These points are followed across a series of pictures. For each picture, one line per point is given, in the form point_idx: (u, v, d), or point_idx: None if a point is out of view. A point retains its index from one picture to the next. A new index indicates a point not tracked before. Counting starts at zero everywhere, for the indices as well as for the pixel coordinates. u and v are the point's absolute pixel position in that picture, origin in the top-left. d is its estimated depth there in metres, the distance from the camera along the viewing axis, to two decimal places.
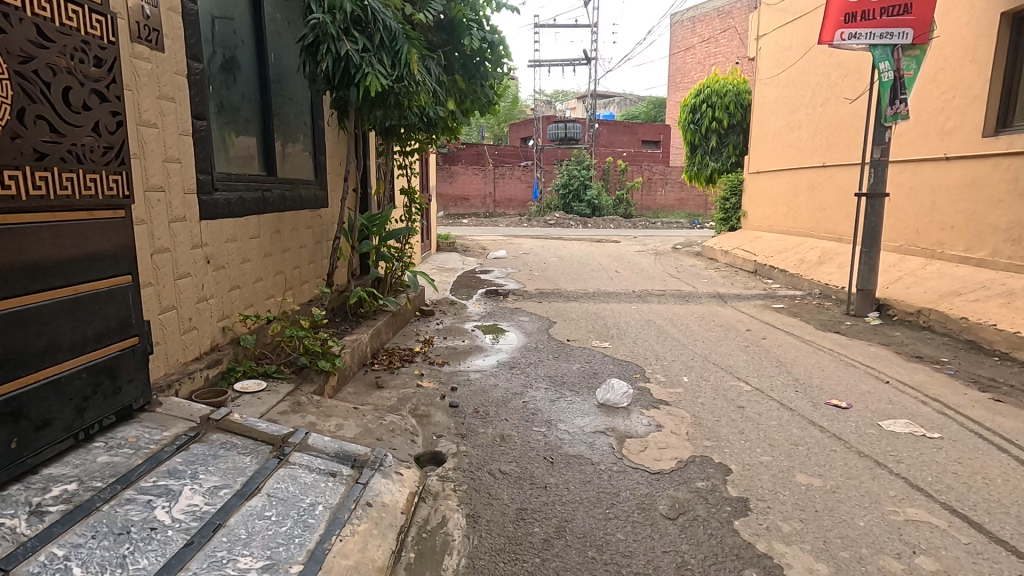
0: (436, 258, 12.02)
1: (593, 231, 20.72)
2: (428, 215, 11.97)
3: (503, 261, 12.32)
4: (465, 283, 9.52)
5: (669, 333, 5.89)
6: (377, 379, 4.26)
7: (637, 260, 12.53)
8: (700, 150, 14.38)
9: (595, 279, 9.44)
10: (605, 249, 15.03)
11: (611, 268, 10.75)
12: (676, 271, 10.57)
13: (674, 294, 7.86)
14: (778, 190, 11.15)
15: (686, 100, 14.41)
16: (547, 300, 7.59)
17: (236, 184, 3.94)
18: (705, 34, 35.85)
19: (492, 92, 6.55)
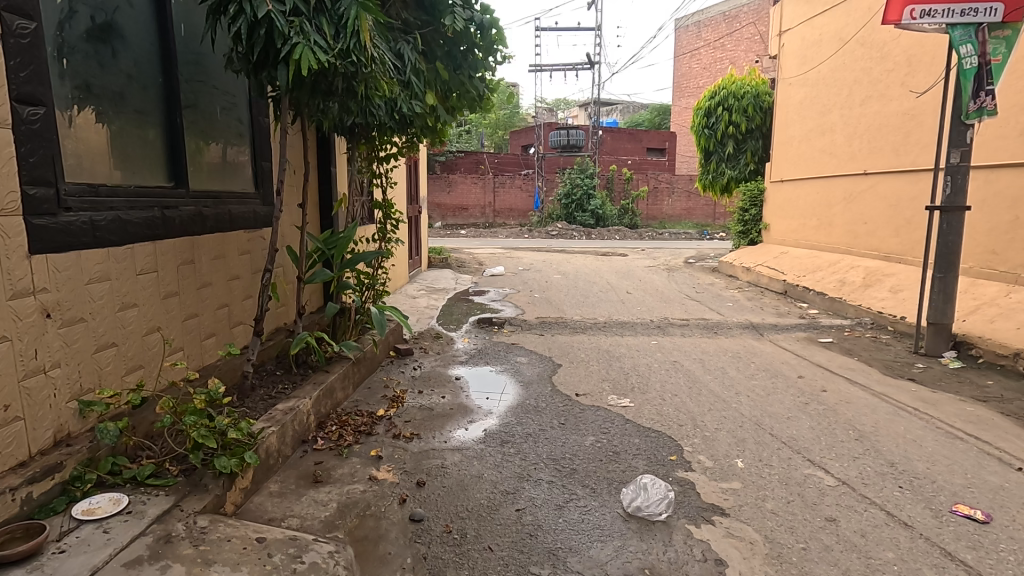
0: (427, 275, 10.86)
1: (597, 244, 19.59)
2: (417, 229, 10.82)
3: (500, 279, 11.16)
4: (455, 307, 8.36)
5: (703, 381, 4.71)
6: (315, 469, 3.09)
7: (648, 278, 11.37)
8: (715, 157, 13.24)
9: (604, 303, 8.28)
10: (612, 264, 13.89)
11: (621, 289, 9.57)
12: (695, 293, 9.39)
13: (698, 324, 6.70)
14: (807, 200, 9.99)
15: (699, 102, 13.30)
16: (550, 332, 6.41)
17: (111, 200, 2.79)
18: (711, 38, 34.86)
19: (483, 85, 5.40)
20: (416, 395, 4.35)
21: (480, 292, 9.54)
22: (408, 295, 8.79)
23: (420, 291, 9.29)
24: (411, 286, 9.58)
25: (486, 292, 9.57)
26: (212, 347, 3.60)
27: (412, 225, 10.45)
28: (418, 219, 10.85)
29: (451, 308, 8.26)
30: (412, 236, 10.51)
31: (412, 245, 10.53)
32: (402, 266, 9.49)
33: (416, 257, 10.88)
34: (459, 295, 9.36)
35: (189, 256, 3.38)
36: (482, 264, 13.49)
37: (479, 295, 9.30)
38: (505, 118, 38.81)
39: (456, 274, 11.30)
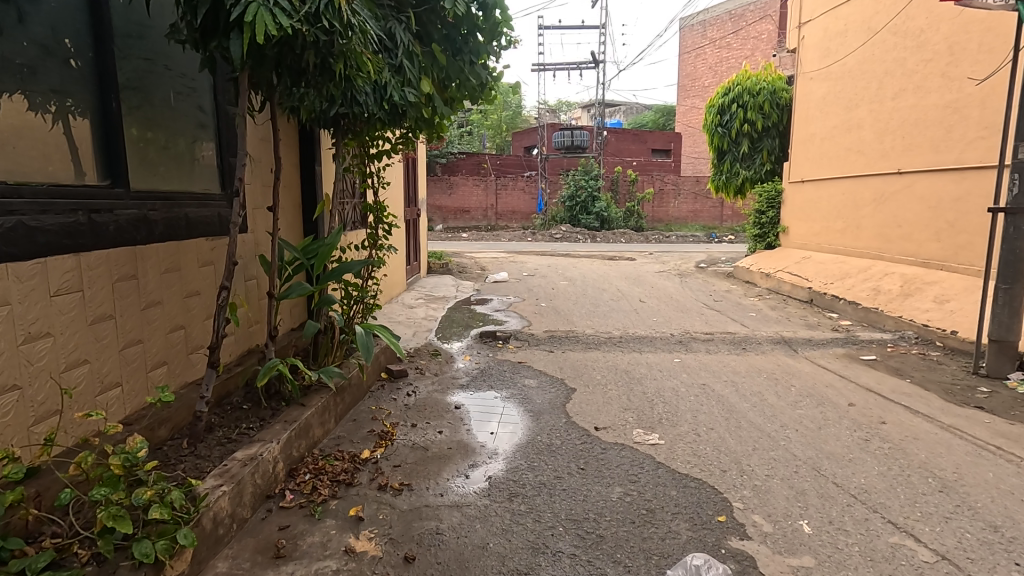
0: (426, 282, 10.26)
1: (603, 247, 18.99)
2: (414, 233, 10.21)
3: (503, 286, 10.55)
4: (456, 317, 7.74)
5: (740, 410, 4.09)
6: (279, 539, 2.47)
7: (660, 284, 10.76)
8: (729, 157, 12.60)
9: (617, 313, 7.65)
10: (621, 269, 13.27)
11: (634, 298, 8.94)
12: (713, 302, 8.76)
13: (723, 338, 6.08)
14: (831, 201, 9.37)
15: (712, 100, 12.69)
16: (560, 348, 5.78)
17: (11, 202, 2.19)
18: (716, 38, 34.25)
19: (486, 74, 4.78)
20: (409, 429, 3.73)
21: (483, 301, 8.92)
22: (405, 304, 8.18)
23: (418, 299, 8.68)
24: (409, 294, 8.97)
25: (489, 300, 8.96)
26: (160, 379, 3.01)
27: (410, 229, 9.85)
28: (415, 223, 10.25)
29: (452, 318, 7.64)
30: (410, 241, 9.90)
31: (410, 250, 9.93)
32: (399, 272, 8.88)
33: (414, 263, 10.26)
34: (460, 303, 8.75)
35: (129, 270, 2.79)
36: (484, 269, 12.88)
37: (482, 304, 8.69)
38: (507, 119, 38.26)
39: (457, 281, 10.69)
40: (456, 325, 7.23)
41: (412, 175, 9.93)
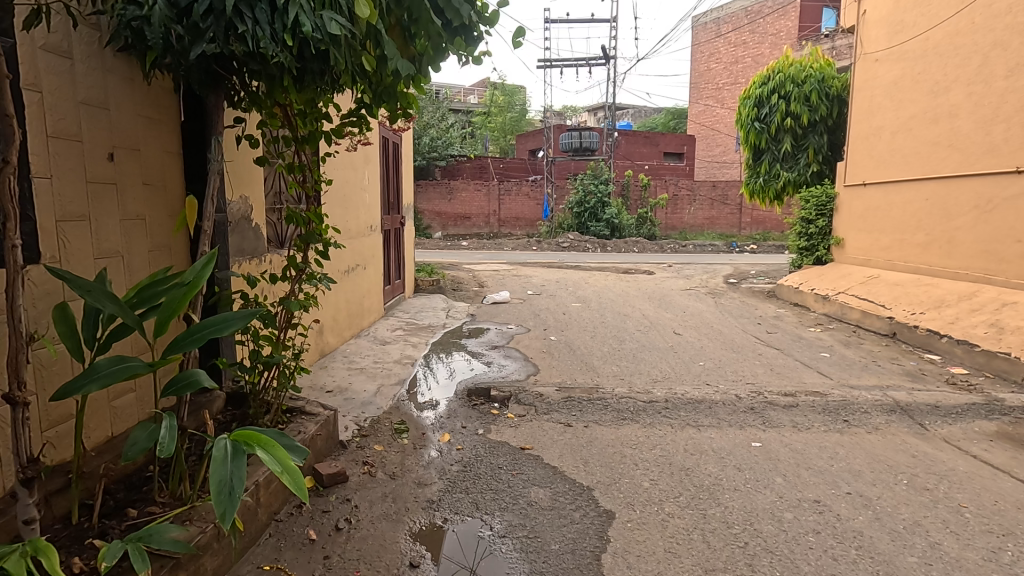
0: (411, 305, 8.55)
1: (616, 259, 17.28)
2: (397, 246, 8.52)
3: (504, 308, 8.82)
4: (441, 355, 6.02)
5: (909, 571, 2.36)
6: None
7: (691, 306, 9.03)
8: (767, 156, 10.84)
9: (649, 355, 5.91)
10: (640, 286, 11.55)
11: (665, 328, 7.21)
12: (765, 334, 7.03)
13: (810, 399, 4.33)
14: (908, 208, 7.62)
15: (746, 90, 10.93)
16: (582, 418, 4.06)
17: None
18: (731, 36, 32.58)
19: (472, 13, 3.02)
20: None
21: (477, 331, 7.19)
22: (380, 336, 6.48)
23: (398, 328, 6.97)
24: (387, 320, 7.27)
25: (485, 330, 7.22)
26: None
27: (391, 240, 8.16)
28: (398, 233, 8.53)
29: (435, 357, 5.92)
30: (392, 255, 8.22)
31: (392, 266, 8.25)
32: (376, 295, 7.19)
33: (397, 281, 8.57)
34: (449, 334, 7.02)
35: None
36: (482, 286, 11.20)
37: (476, 335, 6.95)
38: (510, 122, 36.68)
39: (449, 303, 8.99)
40: (441, 368, 5.51)
41: (394, 176, 8.27)
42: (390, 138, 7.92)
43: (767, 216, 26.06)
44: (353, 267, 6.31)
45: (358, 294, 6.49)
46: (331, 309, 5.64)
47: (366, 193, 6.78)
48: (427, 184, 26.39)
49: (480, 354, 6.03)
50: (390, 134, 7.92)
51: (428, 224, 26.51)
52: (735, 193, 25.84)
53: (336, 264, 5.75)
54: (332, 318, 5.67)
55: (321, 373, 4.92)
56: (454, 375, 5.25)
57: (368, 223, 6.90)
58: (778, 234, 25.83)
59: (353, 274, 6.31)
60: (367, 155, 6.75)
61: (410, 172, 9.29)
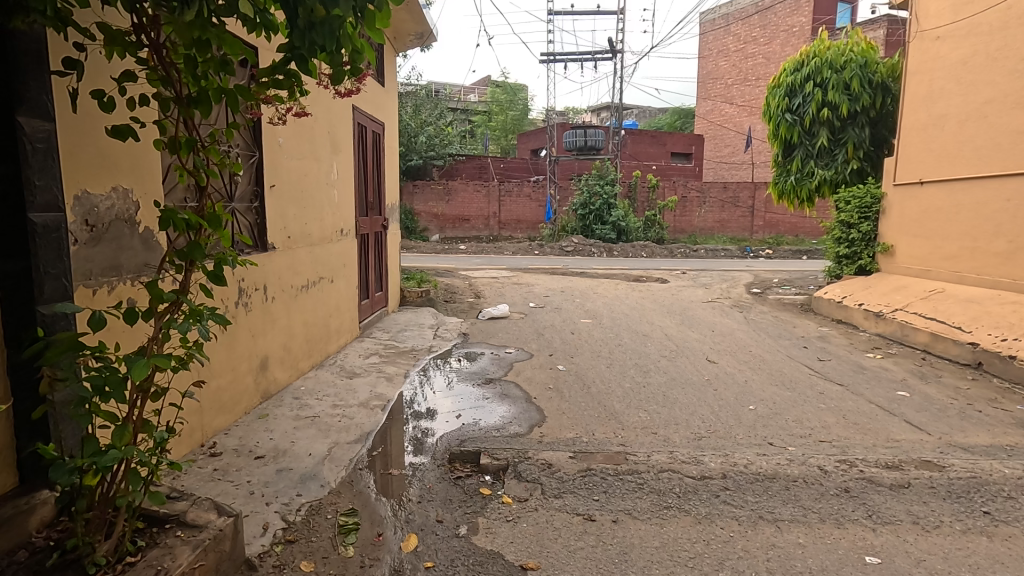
0: (395, 321, 7.36)
1: (625, 265, 16.13)
2: (378, 252, 7.34)
3: (503, 325, 7.63)
4: (423, 391, 4.84)
5: None
6: None
7: (718, 323, 7.85)
8: (799, 152, 9.64)
9: (682, 393, 4.72)
10: (655, 297, 10.39)
11: (695, 353, 6.03)
12: (816, 361, 5.84)
13: (924, 472, 3.13)
14: (984, 210, 6.43)
15: (776, 78, 9.75)
16: (608, 505, 2.86)
17: None
18: (740, 33, 31.45)
19: None
20: None
21: (469, 356, 6.01)
22: (349, 366, 5.29)
23: (373, 353, 5.78)
24: (362, 343, 6.08)
25: (478, 355, 6.03)
26: None
27: (370, 245, 6.98)
28: (379, 238, 7.34)
29: (415, 396, 4.73)
30: (372, 263, 7.04)
31: (372, 277, 7.07)
32: (348, 314, 6.01)
33: (379, 293, 7.39)
34: (435, 361, 5.84)
35: None
36: (478, 297, 10.01)
37: (467, 363, 5.76)
38: (512, 121, 35.59)
39: (439, 318, 7.79)
40: (421, 413, 4.33)
41: (374, 171, 7.09)
42: (368, 126, 6.73)
43: (780, 219, 24.78)
44: (316, 281, 5.13)
45: (323, 314, 5.31)
46: (283, 336, 4.46)
47: (334, 190, 5.59)
48: (425, 185, 25.32)
49: (471, 391, 4.84)
50: (368, 120, 6.74)
51: (425, 226, 25.46)
52: (746, 195, 24.61)
53: (290, 278, 4.58)
54: (284, 348, 4.48)
55: (258, 424, 3.74)
56: (436, 425, 4.07)
57: (338, 227, 5.72)
58: (792, 238, 24.56)
59: (316, 289, 5.13)
60: (335, 144, 5.58)
61: (396, 169, 8.13)
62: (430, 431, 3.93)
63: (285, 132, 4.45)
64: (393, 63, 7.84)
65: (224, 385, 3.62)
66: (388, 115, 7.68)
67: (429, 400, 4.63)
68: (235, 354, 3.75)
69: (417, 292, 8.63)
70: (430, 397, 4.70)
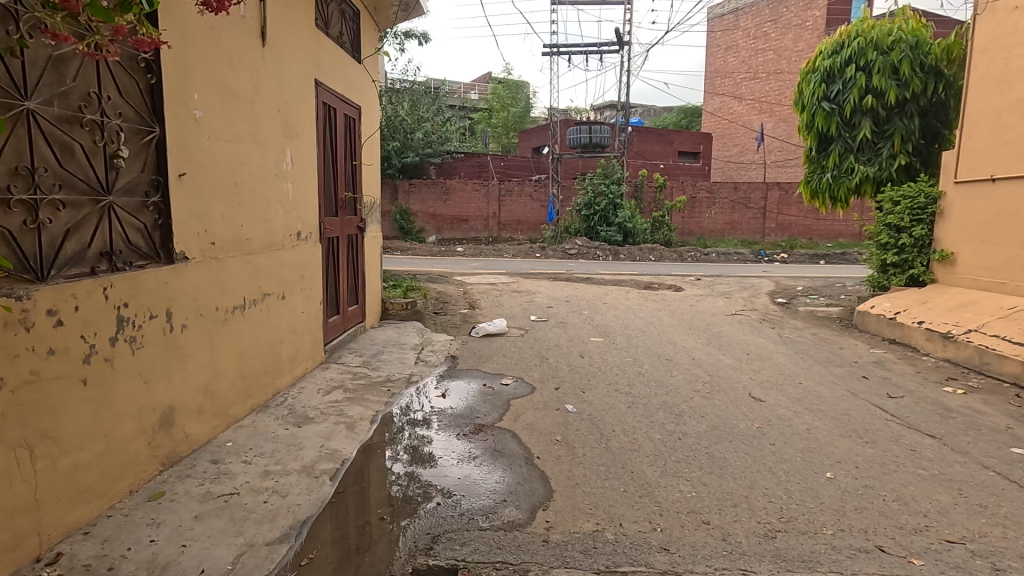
0: (373, 340, 6.27)
1: (634, 270, 15.02)
2: (352, 258, 6.23)
3: (500, 344, 6.51)
4: (402, 440, 3.80)
5: None
6: None
7: (750, 342, 6.75)
8: (836, 146, 8.53)
9: (731, 451, 3.59)
10: (671, 309, 9.29)
11: (735, 387, 4.90)
12: (886, 398, 4.72)
13: None
14: None
15: (811, 61, 8.63)
16: None
17: None
18: (750, 28, 30.34)
19: None
20: None
21: (457, 389, 4.88)
22: (302, 406, 4.18)
23: (337, 386, 4.67)
24: (325, 372, 4.96)
25: (467, 388, 4.91)
26: None
27: (342, 251, 5.87)
28: (353, 242, 6.22)
29: (391, 447, 3.70)
30: (344, 272, 5.94)
31: (344, 288, 5.96)
32: (308, 335, 4.90)
33: (353, 306, 6.27)
34: (415, 396, 4.71)
35: None
36: (473, 308, 8.90)
37: (456, 399, 4.63)
38: (513, 118, 34.46)
39: (425, 336, 6.67)
40: (394, 475, 3.30)
41: (346, 163, 5.98)
42: (338, 108, 5.61)
43: (794, 221, 23.61)
44: (258, 299, 4.03)
45: (269, 340, 4.20)
46: (203, 375, 3.34)
47: (288, 183, 4.48)
48: (421, 183, 24.24)
49: (457, 446, 3.73)
50: (339, 102, 5.65)
51: (421, 227, 24.40)
52: (758, 196, 23.47)
53: (215, 298, 3.46)
54: (205, 390, 3.37)
55: (144, 513, 2.62)
56: (412, 493, 3.09)
57: (293, 230, 4.60)
58: (806, 242, 23.39)
59: (258, 310, 4.02)
60: (288, 127, 4.47)
61: (377, 162, 7.02)
62: (404, 507, 2.92)
63: (205, 104, 3.34)
64: (373, 39, 6.72)
65: (89, 461, 2.50)
66: (366, 99, 6.58)
67: (408, 454, 3.60)
68: (112, 413, 2.63)
69: (400, 304, 7.51)
70: (410, 449, 3.66)
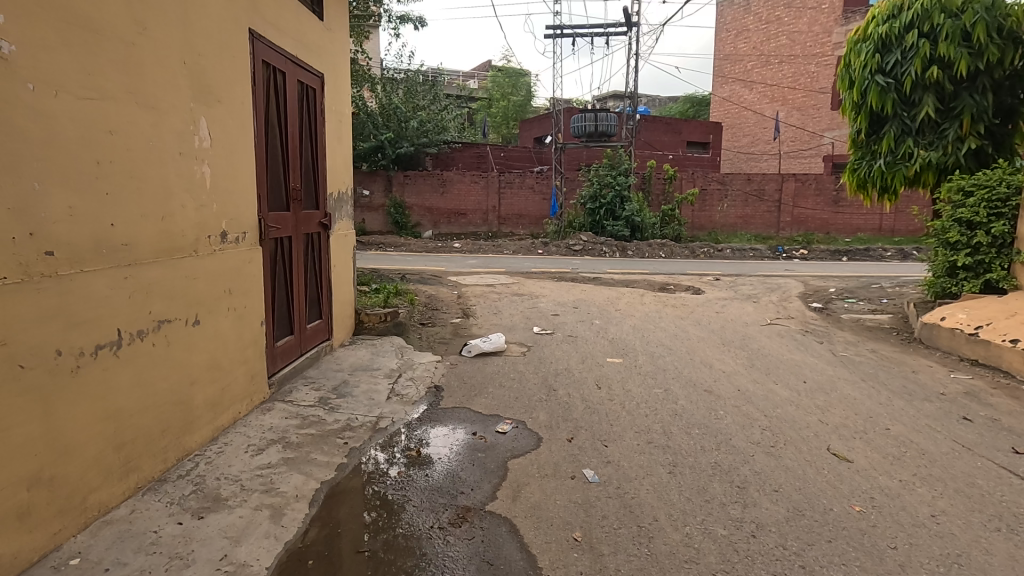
0: (341, 363, 5.07)
1: (645, 268, 13.81)
2: (312, 263, 5.01)
3: (497, 368, 5.32)
4: (399, 442, 3.66)
5: None
6: None
7: (802, 363, 5.54)
8: (891, 128, 7.28)
9: (839, 564, 2.39)
10: (695, 315, 8.10)
11: (806, 437, 3.70)
12: (1012, 454, 3.52)
13: None
14: None
15: (862, 29, 7.38)
16: None
17: None
18: (762, 13, 28.98)
19: None
20: None
21: (433, 441, 3.66)
22: (216, 478, 2.97)
23: (275, 441, 3.46)
24: (264, 417, 3.74)
25: (449, 441, 3.68)
26: None
27: (296, 254, 4.65)
28: (314, 242, 5.01)
29: (386, 450, 3.56)
30: (298, 282, 4.71)
31: (299, 301, 4.74)
32: (238, 369, 3.69)
33: (313, 323, 5.05)
34: (375, 453, 3.50)
35: None
36: (466, 317, 7.69)
37: (432, 457, 3.42)
38: (513, 107, 33.10)
39: (404, 357, 5.46)
40: (387, 476, 3.21)
41: (302, 144, 4.74)
42: (288, 71, 4.37)
43: (810, 215, 22.37)
44: (150, 328, 2.81)
45: (171, 384, 2.99)
46: (29, 457, 2.16)
47: (204, 165, 3.26)
48: (417, 175, 22.98)
49: (429, 544, 2.56)
50: (289, 64, 4.40)
51: (417, 221, 23.21)
52: (772, 187, 22.24)
53: (54, 335, 2.26)
54: (34, 479, 2.19)
55: None
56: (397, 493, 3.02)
57: (213, 229, 3.38)
58: (824, 236, 22.15)
59: (147, 344, 2.81)
60: (203, 87, 3.24)
61: (348, 145, 5.79)
62: (388, 508, 2.87)
63: (24, 35, 2.13)
64: None
65: None
66: (331, 66, 5.33)
67: (405, 457, 3.46)
68: None
69: (378, 315, 6.26)
70: (407, 451, 3.53)
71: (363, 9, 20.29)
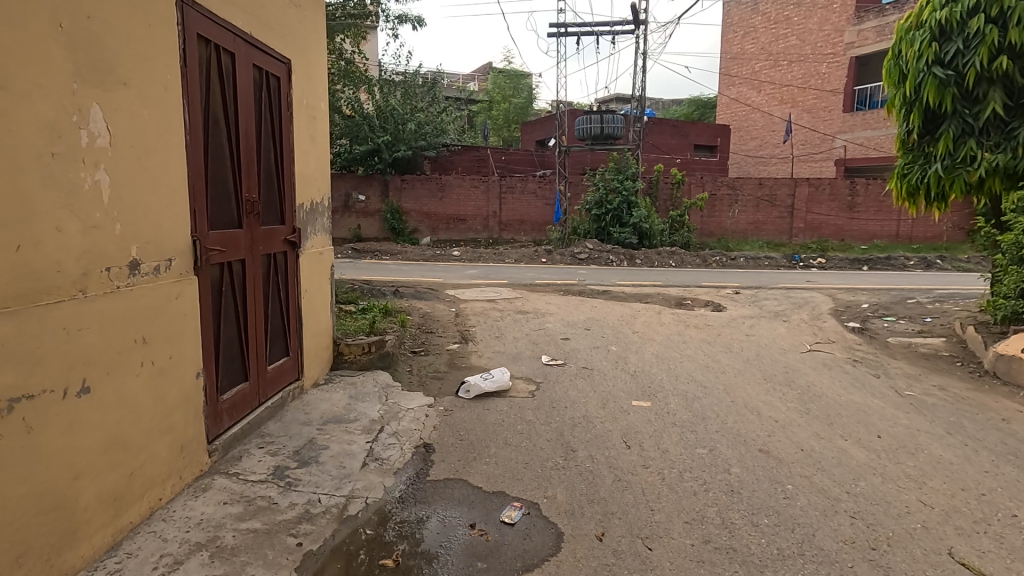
0: (309, 413, 4.13)
1: (657, 280, 12.91)
2: (273, 290, 4.09)
3: (501, 414, 4.40)
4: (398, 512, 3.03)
5: None
6: None
7: (865, 407, 4.62)
8: (949, 127, 6.38)
9: None
10: (722, 338, 7.18)
11: (912, 532, 2.79)
12: None
13: None
14: None
15: (917, 14, 6.50)
16: None
17: None
18: (770, 12, 28.18)
19: None
20: None
21: (421, 540, 2.75)
22: None
23: (200, 546, 2.54)
24: (194, 505, 2.83)
25: (440, 537, 2.78)
26: None
27: (251, 280, 3.74)
28: (275, 263, 4.09)
29: (357, 555, 2.65)
30: (253, 316, 3.79)
31: (255, 340, 3.81)
32: (158, 443, 2.78)
33: (275, 364, 4.11)
34: (341, 563, 2.58)
35: None
36: (464, 342, 6.77)
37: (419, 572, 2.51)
38: (515, 109, 32.28)
39: (389, 401, 4.54)
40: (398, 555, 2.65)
41: (260, 144, 3.84)
42: (237, 51, 3.47)
43: (824, 221, 21.48)
44: None
45: (36, 487, 2.09)
46: None
47: (97, 172, 2.37)
48: (414, 179, 22.12)
49: None
50: (240, 44, 3.51)
51: (415, 227, 22.34)
52: (784, 192, 21.36)
53: None
54: None
55: None
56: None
57: (116, 260, 2.48)
58: (838, 243, 21.26)
59: None
60: (96, 65, 2.36)
61: (324, 147, 4.89)
62: None
63: None
64: None
65: None
66: (302, 52, 4.44)
67: (381, 570, 2.54)
68: None
69: (361, 345, 5.33)
70: (385, 559, 2.61)
71: (358, 8, 19.44)
